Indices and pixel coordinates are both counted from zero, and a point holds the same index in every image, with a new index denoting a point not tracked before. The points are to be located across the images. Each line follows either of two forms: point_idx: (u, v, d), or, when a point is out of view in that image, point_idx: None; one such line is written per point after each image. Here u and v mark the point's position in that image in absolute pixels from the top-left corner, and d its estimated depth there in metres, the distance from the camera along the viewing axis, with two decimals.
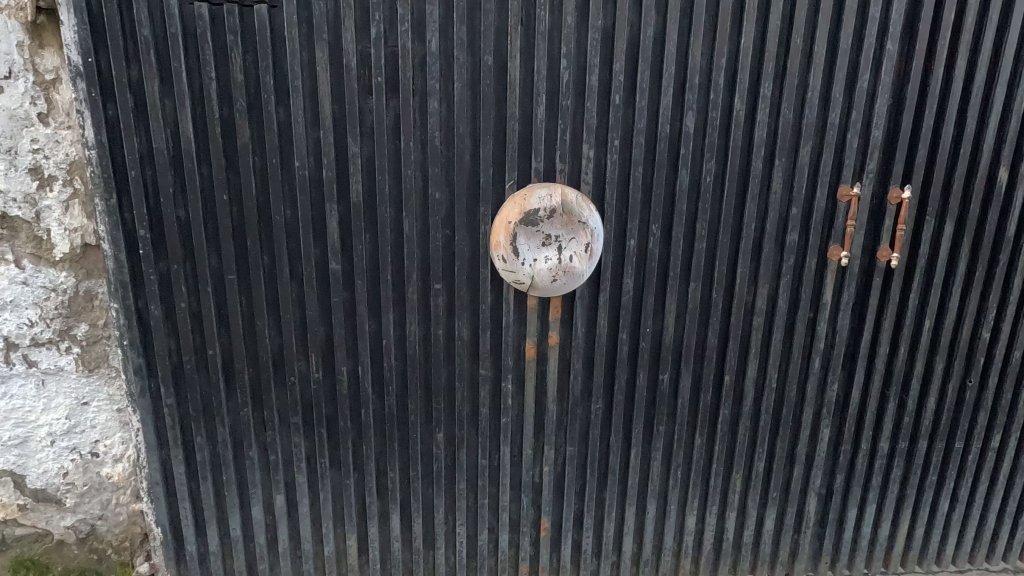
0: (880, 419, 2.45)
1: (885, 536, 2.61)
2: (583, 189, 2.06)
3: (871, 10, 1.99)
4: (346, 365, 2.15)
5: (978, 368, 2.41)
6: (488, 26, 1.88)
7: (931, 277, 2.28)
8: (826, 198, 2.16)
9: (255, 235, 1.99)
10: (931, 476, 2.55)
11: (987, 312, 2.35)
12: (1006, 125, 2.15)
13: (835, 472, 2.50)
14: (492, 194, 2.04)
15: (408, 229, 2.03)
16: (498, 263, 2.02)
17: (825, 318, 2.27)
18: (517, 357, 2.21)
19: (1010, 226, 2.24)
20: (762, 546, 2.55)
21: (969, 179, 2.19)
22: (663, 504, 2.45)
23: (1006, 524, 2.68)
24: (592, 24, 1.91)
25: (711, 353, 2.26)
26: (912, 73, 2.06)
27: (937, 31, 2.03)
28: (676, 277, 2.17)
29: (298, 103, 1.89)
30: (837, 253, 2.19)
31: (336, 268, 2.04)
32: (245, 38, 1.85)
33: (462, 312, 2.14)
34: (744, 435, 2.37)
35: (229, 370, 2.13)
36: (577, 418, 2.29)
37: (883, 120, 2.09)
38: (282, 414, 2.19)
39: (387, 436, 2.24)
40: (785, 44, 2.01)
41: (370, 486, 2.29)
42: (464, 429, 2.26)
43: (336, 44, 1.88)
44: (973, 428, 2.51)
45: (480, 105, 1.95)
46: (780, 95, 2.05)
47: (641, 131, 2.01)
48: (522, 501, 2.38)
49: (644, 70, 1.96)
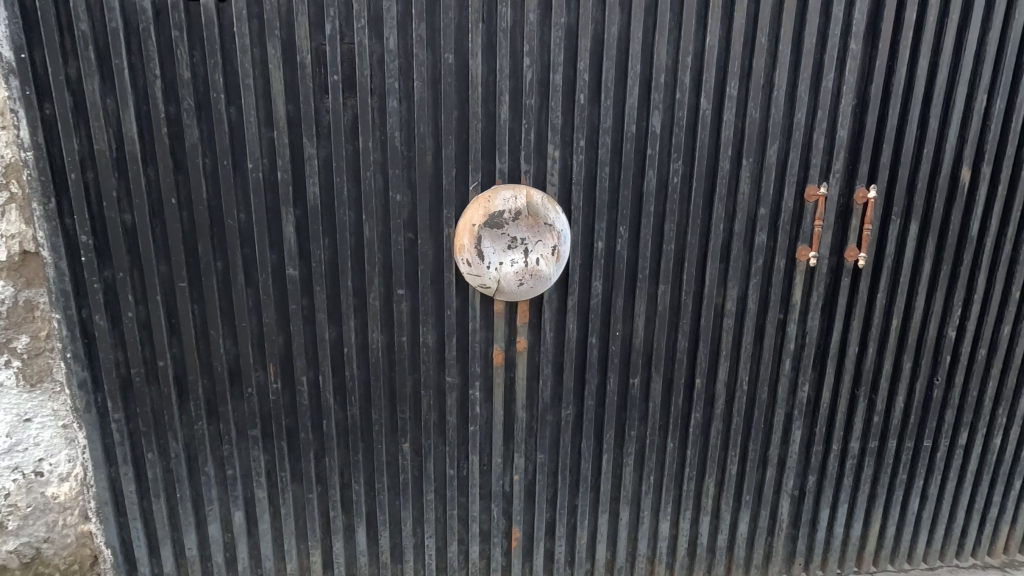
0: (851, 419, 2.44)
1: (856, 536, 2.61)
2: (549, 190, 2.01)
3: (834, 10, 1.98)
4: (306, 375, 2.07)
5: (944, 366, 2.43)
6: (448, 23, 1.82)
7: (898, 277, 2.28)
8: (794, 198, 2.15)
9: (206, 241, 1.89)
10: (901, 475, 2.56)
11: (952, 311, 2.36)
12: (968, 125, 2.16)
13: (807, 473, 2.49)
14: (456, 195, 1.98)
15: (368, 233, 1.95)
16: (463, 267, 1.97)
17: (795, 318, 2.26)
18: (484, 364, 2.16)
19: (973, 226, 2.26)
20: (737, 550, 2.53)
21: (933, 178, 2.21)
22: (637, 510, 2.41)
23: (974, 521, 2.70)
24: (555, 21, 1.86)
25: (681, 356, 2.23)
26: (876, 73, 2.06)
27: (899, 31, 2.03)
28: (646, 279, 2.13)
29: (249, 102, 1.81)
30: (806, 254, 2.18)
31: (294, 273, 1.96)
32: (192, 33, 1.76)
33: (426, 319, 2.06)
34: (716, 438, 2.35)
35: (182, 382, 2.03)
36: (547, 425, 2.24)
37: (848, 120, 2.09)
38: (240, 427, 2.09)
39: (351, 448, 2.16)
40: (750, 43, 1.99)
41: (334, 500, 2.20)
42: (431, 439, 2.19)
43: (289, 40, 1.80)
44: (941, 426, 2.53)
45: (442, 105, 1.89)
46: (746, 95, 2.03)
47: (606, 131, 1.97)
48: (492, 511, 2.32)
49: (609, 69, 1.92)
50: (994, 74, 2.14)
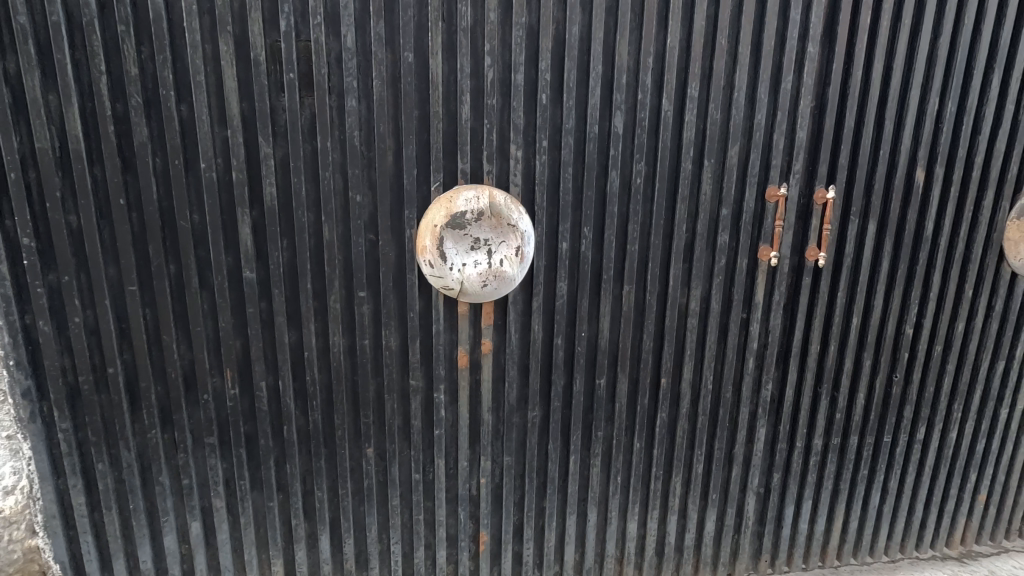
0: (814, 417, 2.48)
1: (820, 531, 2.65)
2: (512, 191, 1.99)
3: (792, 13, 2.01)
4: (265, 380, 2.01)
5: (902, 363, 2.48)
6: (407, 21, 1.79)
7: (857, 277, 2.32)
8: (755, 199, 2.17)
9: (157, 244, 1.83)
10: (862, 471, 2.61)
11: (909, 309, 2.41)
12: (922, 127, 2.21)
13: (772, 471, 2.52)
14: (417, 196, 1.95)
15: (328, 235, 1.92)
16: (425, 268, 1.95)
17: (757, 318, 2.28)
18: (449, 366, 2.13)
19: (928, 225, 2.32)
20: (704, 548, 2.54)
21: (889, 179, 2.25)
22: (605, 511, 2.41)
23: (932, 514, 2.77)
24: (516, 21, 1.85)
25: (647, 356, 2.24)
26: (832, 75, 2.09)
27: (854, 34, 2.07)
28: (610, 279, 2.13)
29: (200, 100, 1.75)
30: (767, 254, 2.21)
31: (251, 276, 1.91)
32: (139, 29, 1.71)
33: (389, 321, 2.03)
34: (681, 438, 2.37)
35: (134, 389, 1.96)
36: (513, 427, 2.22)
37: (807, 121, 2.12)
38: (196, 434, 2.03)
39: (313, 454, 2.11)
40: (711, 45, 2.01)
41: (296, 507, 2.15)
42: (396, 443, 2.16)
43: (242, 36, 1.75)
44: (900, 422, 2.58)
45: (402, 104, 1.86)
46: (707, 96, 2.05)
47: (569, 132, 1.97)
48: (459, 515, 2.29)
49: (571, 69, 1.92)
50: (946, 78, 2.20)
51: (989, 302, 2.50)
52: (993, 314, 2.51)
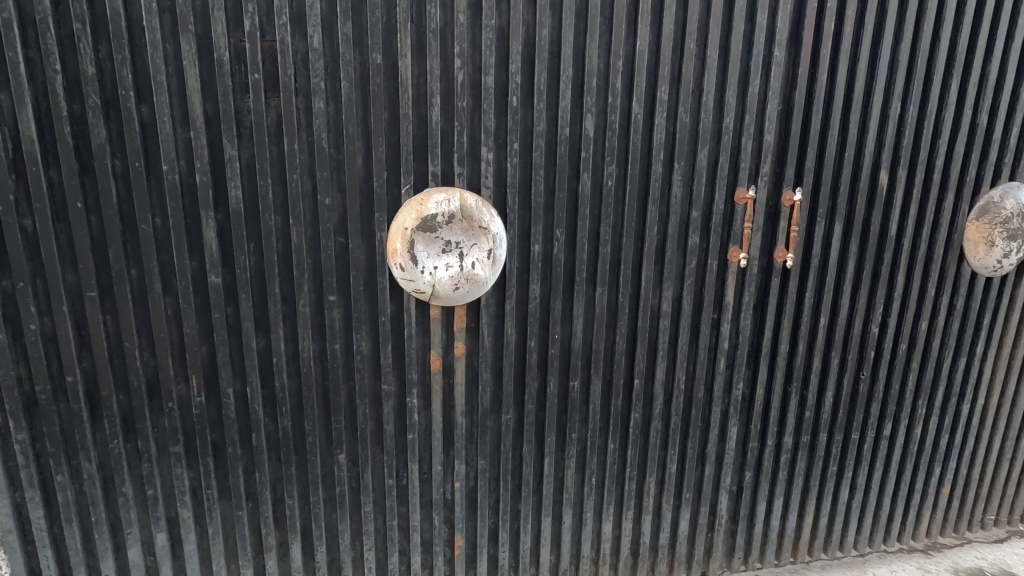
0: (784, 415, 2.53)
1: (791, 527, 2.69)
2: (484, 193, 1.98)
3: (758, 19, 2.04)
4: (232, 387, 1.97)
5: (869, 361, 2.53)
6: (375, 22, 1.77)
7: (824, 277, 2.37)
8: (725, 201, 2.20)
9: (118, 248, 1.78)
10: (831, 467, 2.66)
11: (875, 308, 2.47)
12: (885, 131, 2.27)
13: (744, 469, 2.54)
14: (388, 198, 1.92)
15: (296, 238, 1.88)
16: (396, 271, 1.93)
17: (728, 318, 2.31)
18: (422, 370, 2.11)
19: (892, 226, 2.38)
20: (678, 547, 2.56)
21: (855, 181, 2.30)
22: (580, 512, 2.42)
23: (899, 508, 2.84)
24: (486, 23, 1.85)
25: (620, 357, 2.25)
26: (798, 79, 2.13)
27: (819, 39, 2.11)
28: (583, 281, 2.14)
29: (162, 100, 1.71)
30: (736, 255, 2.23)
31: (216, 281, 1.87)
32: (96, 27, 1.66)
33: (360, 325, 2.00)
34: (655, 438, 2.38)
35: (95, 398, 1.90)
36: (487, 430, 2.21)
37: (774, 125, 2.16)
38: (161, 443, 1.98)
39: (283, 461, 2.07)
40: (679, 50, 2.03)
41: (266, 516, 2.11)
42: (368, 449, 2.13)
43: (205, 36, 1.71)
44: (867, 419, 2.64)
45: (371, 106, 1.84)
46: (676, 100, 2.07)
47: (540, 135, 1.97)
48: (433, 520, 2.27)
49: (541, 72, 1.92)
50: (907, 83, 2.25)
51: (950, 300, 2.57)
52: (954, 313, 2.58)
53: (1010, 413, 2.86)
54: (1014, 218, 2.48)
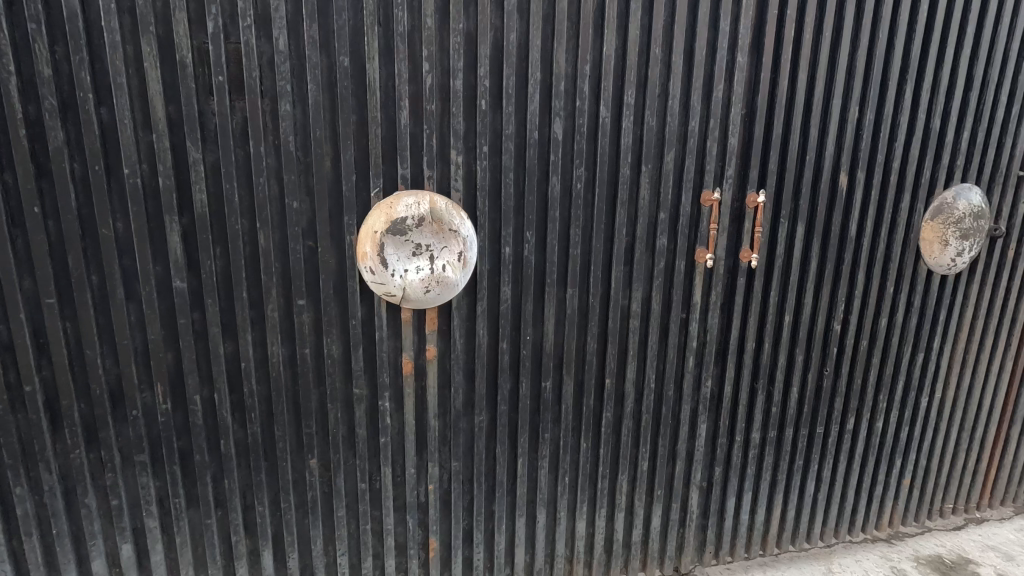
0: (752, 411, 2.59)
1: (760, 521, 2.76)
2: (454, 197, 1.99)
3: (721, 24, 2.09)
4: (200, 393, 1.94)
5: (832, 358, 2.61)
6: (341, 25, 1.76)
7: (788, 276, 2.44)
8: (691, 203, 2.25)
9: (77, 254, 1.74)
10: (797, 461, 2.73)
11: (837, 306, 2.55)
12: (844, 134, 2.34)
13: (713, 465, 2.60)
14: (357, 202, 1.92)
15: (264, 242, 1.86)
16: (366, 275, 1.92)
17: (696, 318, 2.36)
18: (393, 373, 2.10)
19: (851, 226, 2.46)
20: (651, 543, 2.61)
21: (816, 183, 2.37)
22: (554, 511, 2.44)
23: (862, 499, 2.93)
24: (453, 27, 1.85)
25: (591, 357, 2.28)
26: (760, 85, 2.19)
27: (780, 45, 2.17)
28: (554, 283, 2.16)
29: (122, 103, 1.68)
30: (703, 255, 2.28)
31: (181, 286, 1.84)
32: (52, 28, 1.62)
33: (330, 329, 1.99)
34: (627, 436, 2.42)
35: (55, 408, 1.85)
36: (460, 433, 2.22)
37: (738, 128, 2.21)
38: (125, 452, 1.94)
39: (253, 467, 2.05)
40: (645, 54, 2.07)
41: (235, 523, 2.08)
42: (340, 453, 2.12)
43: (167, 38, 1.69)
44: (831, 414, 2.72)
45: (339, 109, 1.83)
46: (643, 103, 2.11)
47: (509, 138, 1.98)
48: (407, 523, 2.26)
49: (509, 76, 1.93)
50: (865, 88, 2.33)
51: (908, 297, 2.67)
52: (912, 310, 2.68)
53: (966, 405, 2.98)
54: (966, 218, 2.58)
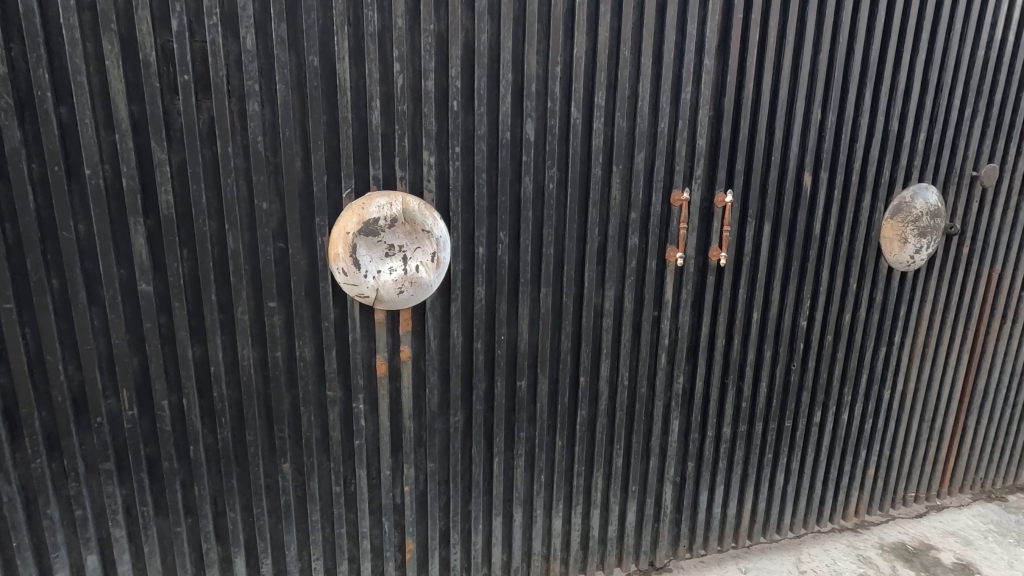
0: (723, 406, 2.64)
1: (732, 513, 2.82)
2: (427, 197, 1.99)
3: (689, 27, 2.13)
4: (167, 399, 1.90)
5: (799, 352, 2.69)
6: (311, 25, 1.75)
7: (756, 274, 2.50)
8: (662, 203, 2.29)
9: (36, 257, 1.69)
10: (767, 455, 2.80)
11: (803, 302, 2.62)
12: (807, 136, 2.42)
13: (686, 460, 2.65)
14: (328, 203, 1.90)
15: (233, 244, 1.84)
16: (338, 276, 1.91)
17: (667, 315, 2.41)
18: (367, 375, 2.09)
19: (816, 225, 2.53)
20: (626, 539, 2.64)
21: (782, 183, 2.44)
22: (530, 509, 2.45)
23: (829, 489, 3.02)
24: (424, 27, 1.86)
25: (565, 356, 2.30)
26: (727, 87, 2.24)
27: (745, 49, 2.23)
28: (527, 282, 2.18)
29: (82, 102, 1.63)
30: (674, 254, 2.33)
31: (147, 289, 1.80)
32: (7, 24, 1.57)
33: (302, 331, 1.97)
34: (601, 433, 2.45)
35: (14, 416, 1.79)
36: (436, 433, 2.22)
37: (705, 130, 2.26)
38: (90, 460, 1.89)
39: (223, 473, 2.01)
40: (615, 56, 2.10)
41: (206, 530, 2.04)
42: (314, 456, 2.10)
43: (130, 36, 1.65)
44: (799, 408, 2.79)
45: (309, 109, 1.81)
46: (613, 105, 2.14)
47: (481, 139, 1.99)
48: (383, 526, 2.25)
49: (481, 77, 1.94)
50: (827, 91, 2.41)
51: (870, 293, 2.76)
52: (874, 305, 2.77)
53: (926, 397, 3.09)
54: (923, 216, 2.68)
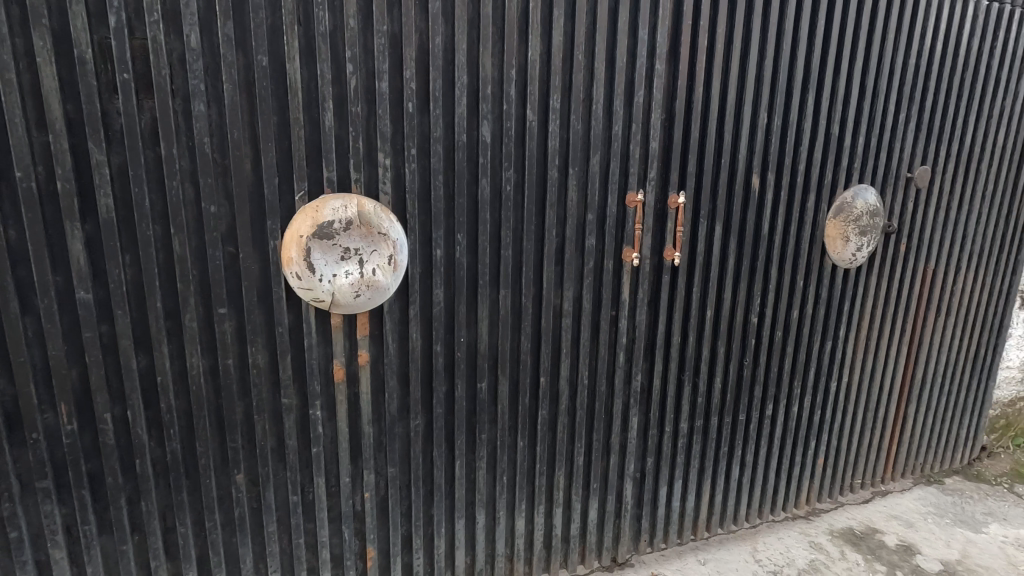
0: (680, 402, 2.71)
1: (691, 506, 2.89)
2: (382, 199, 1.97)
3: (640, 32, 2.18)
4: (110, 411, 1.82)
5: (751, 348, 2.78)
6: (259, 24, 1.71)
7: (709, 272, 2.57)
8: (617, 205, 2.33)
9: None
10: (722, 448, 2.89)
11: (754, 300, 2.72)
12: (755, 139, 2.51)
13: (645, 456, 2.70)
14: (280, 206, 1.86)
15: (179, 248, 1.77)
16: (293, 281, 1.87)
17: (624, 314, 2.45)
18: (324, 381, 2.05)
19: (764, 225, 2.63)
20: (588, 536, 2.67)
21: (732, 184, 2.52)
22: (493, 511, 2.45)
23: (782, 479, 3.14)
24: (377, 28, 1.84)
25: (525, 356, 2.31)
26: (677, 91, 2.31)
27: (695, 54, 2.30)
28: (486, 284, 2.18)
29: (12, 101, 1.55)
30: (630, 254, 2.38)
31: (86, 297, 1.71)
32: None
33: (255, 338, 1.92)
34: (562, 432, 2.47)
35: None
36: (396, 438, 2.20)
37: (658, 132, 2.32)
38: (25, 479, 1.78)
39: (172, 487, 1.94)
40: (569, 60, 2.13)
41: (154, 548, 1.96)
42: (269, 466, 2.04)
43: (63, 32, 1.58)
44: (752, 401, 2.89)
45: (258, 110, 1.77)
46: (568, 108, 2.17)
47: (438, 140, 1.98)
48: (343, 534, 2.21)
49: (436, 79, 1.94)
50: (772, 96, 2.50)
51: (816, 290, 2.88)
52: (819, 301, 2.90)
53: (869, 388, 3.25)
54: (864, 215, 2.82)
